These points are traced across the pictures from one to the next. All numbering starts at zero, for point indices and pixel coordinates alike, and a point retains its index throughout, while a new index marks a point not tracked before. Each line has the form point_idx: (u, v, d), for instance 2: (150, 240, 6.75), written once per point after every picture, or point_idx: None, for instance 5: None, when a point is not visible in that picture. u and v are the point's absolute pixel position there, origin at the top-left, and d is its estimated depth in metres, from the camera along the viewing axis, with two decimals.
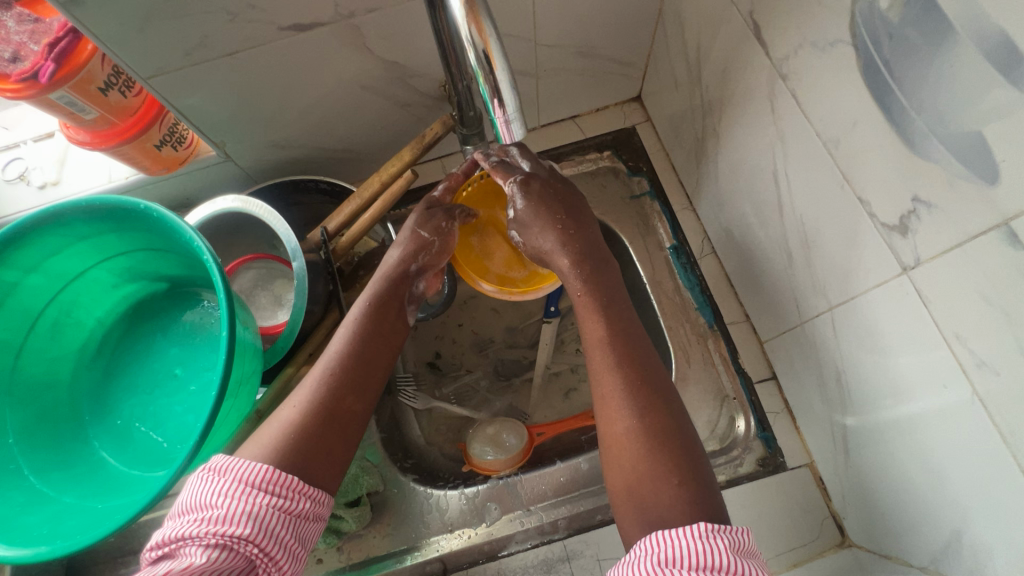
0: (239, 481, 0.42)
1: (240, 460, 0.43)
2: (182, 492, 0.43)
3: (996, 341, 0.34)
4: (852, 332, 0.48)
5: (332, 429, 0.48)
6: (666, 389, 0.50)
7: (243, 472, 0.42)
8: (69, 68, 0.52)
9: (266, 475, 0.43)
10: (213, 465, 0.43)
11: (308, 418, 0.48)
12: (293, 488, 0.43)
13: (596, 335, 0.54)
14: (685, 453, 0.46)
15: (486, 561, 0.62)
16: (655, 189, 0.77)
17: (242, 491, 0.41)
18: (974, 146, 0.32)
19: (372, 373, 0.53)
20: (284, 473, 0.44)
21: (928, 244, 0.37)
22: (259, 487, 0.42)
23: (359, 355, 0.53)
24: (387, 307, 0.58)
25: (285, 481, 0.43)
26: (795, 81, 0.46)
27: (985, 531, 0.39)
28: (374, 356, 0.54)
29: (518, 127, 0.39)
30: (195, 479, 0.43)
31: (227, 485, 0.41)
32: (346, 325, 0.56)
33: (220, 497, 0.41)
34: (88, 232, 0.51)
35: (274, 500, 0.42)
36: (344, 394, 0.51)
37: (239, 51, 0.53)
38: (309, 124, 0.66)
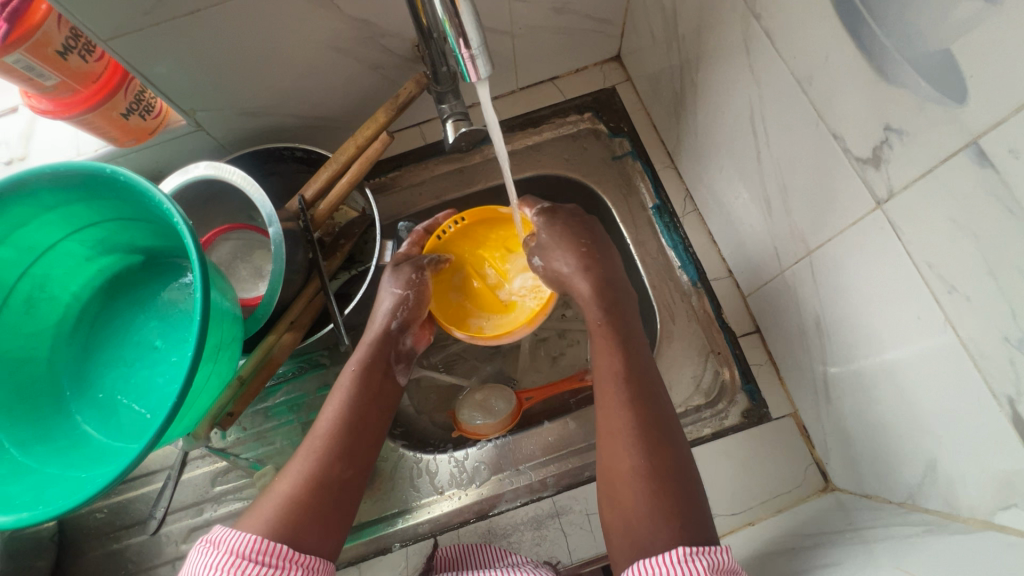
0: (230, 551, 0.41)
1: (234, 531, 0.43)
2: (180, 572, 0.43)
3: (966, 265, 0.34)
4: (830, 275, 0.48)
5: (327, 498, 0.49)
6: (666, 424, 0.51)
7: (235, 543, 0.42)
8: (23, 29, 0.50)
9: (257, 545, 0.42)
10: (208, 538, 0.43)
11: (300, 489, 0.48)
12: (284, 557, 0.43)
13: (610, 378, 0.54)
14: (680, 475, 0.48)
15: (476, 519, 0.63)
16: (636, 149, 0.76)
17: (231, 562, 0.41)
18: (943, 64, 0.32)
19: (363, 439, 0.53)
20: (275, 543, 0.43)
21: (900, 174, 0.37)
22: (248, 556, 0.41)
23: (350, 421, 0.54)
24: (375, 368, 0.58)
25: (276, 550, 0.43)
26: (769, 20, 0.45)
27: (960, 458, 0.40)
28: (364, 419, 0.54)
29: (484, 63, 0.38)
30: (191, 552, 0.43)
31: (219, 557, 0.41)
32: (338, 389, 0.56)
33: (211, 570, 0.40)
34: (56, 202, 0.50)
35: (263, 571, 0.41)
36: (336, 462, 0.51)
37: (201, 9, 0.51)
38: (280, 90, 0.64)
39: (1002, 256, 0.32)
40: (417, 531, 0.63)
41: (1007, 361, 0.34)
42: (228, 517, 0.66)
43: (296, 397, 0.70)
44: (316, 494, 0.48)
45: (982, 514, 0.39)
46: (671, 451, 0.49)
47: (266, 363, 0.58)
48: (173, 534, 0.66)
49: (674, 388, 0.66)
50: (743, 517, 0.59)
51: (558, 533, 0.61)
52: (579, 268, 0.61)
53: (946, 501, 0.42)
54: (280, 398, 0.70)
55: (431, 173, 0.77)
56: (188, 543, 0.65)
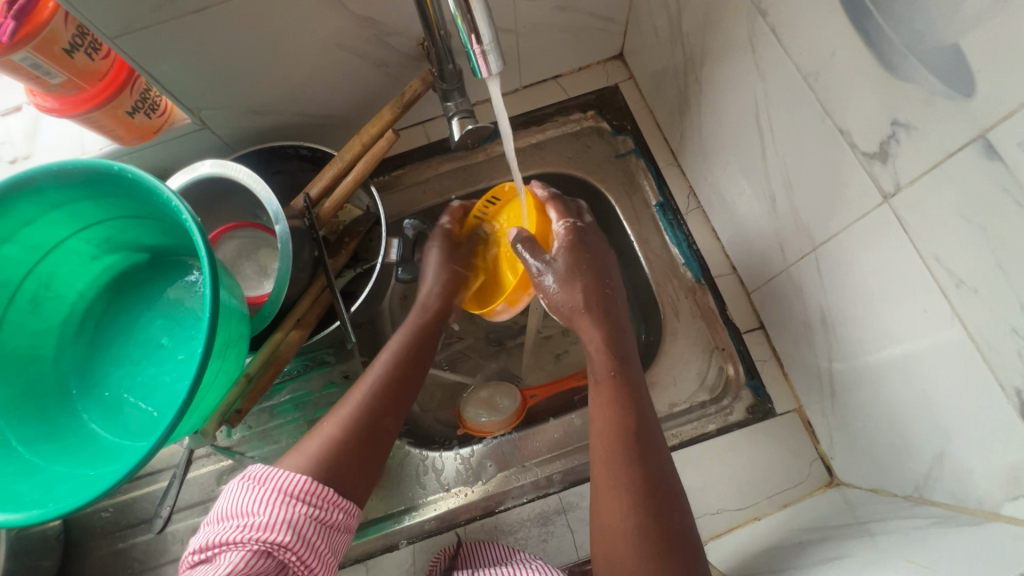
0: (279, 490, 0.43)
1: (278, 469, 0.45)
2: (221, 498, 0.44)
3: (976, 258, 0.35)
4: (836, 269, 0.49)
5: (365, 443, 0.50)
6: (662, 467, 0.49)
7: (283, 482, 0.43)
8: (30, 26, 0.50)
9: (306, 484, 0.44)
10: (251, 474, 0.44)
11: (346, 432, 0.50)
12: (327, 497, 0.45)
13: (604, 421, 0.52)
14: (662, 496, 0.48)
15: (483, 516, 0.63)
16: (640, 147, 0.77)
17: (282, 500, 0.42)
18: (952, 59, 0.32)
19: (405, 397, 0.56)
20: (319, 484, 0.45)
21: (907, 168, 0.37)
22: (297, 495, 0.43)
23: (396, 380, 0.56)
24: (420, 337, 0.62)
25: (321, 491, 0.45)
26: (775, 17, 0.46)
27: (967, 449, 0.40)
28: (405, 380, 0.57)
29: (495, 58, 0.38)
30: (235, 484, 0.44)
31: (268, 493, 0.43)
32: (383, 352, 0.59)
33: (260, 505, 0.42)
34: (62, 199, 0.50)
35: (310, 509, 0.43)
36: (378, 413, 0.53)
37: (208, 7, 0.51)
38: (285, 88, 0.65)
39: (1010, 250, 0.32)
40: (423, 528, 0.63)
41: (1015, 354, 0.34)
42: None
43: (301, 394, 0.70)
44: (354, 438, 0.50)
45: (990, 505, 0.39)
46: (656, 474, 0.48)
47: (273, 360, 0.58)
48: (178, 533, 0.66)
49: (679, 385, 0.66)
50: (748, 512, 0.59)
51: (564, 529, 0.62)
52: (581, 300, 0.60)
53: (953, 494, 0.43)
54: (285, 396, 0.70)
55: (435, 171, 0.77)
56: None
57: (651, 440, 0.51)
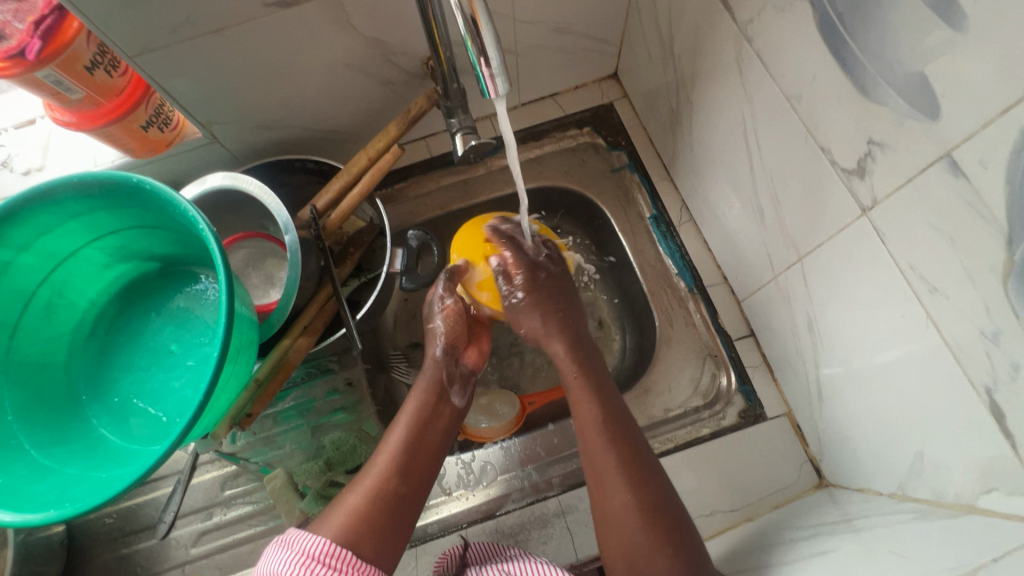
0: (302, 551, 0.44)
1: (305, 533, 0.47)
2: (258, 565, 0.46)
3: (945, 266, 0.37)
4: (820, 278, 0.51)
5: (389, 511, 0.52)
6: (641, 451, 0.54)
7: (307, 545, 0.45)
8: (55, 46, 0.53)
9: (327, 548, 0.45)
10: (284, 538, 0.46)
11: (370, 504, 0.51)
12: (347, 562, 0.45)
13: (586, 409, 0.57)
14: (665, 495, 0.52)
15: (484, 520, 0.64)
16: (633, 162, 0.80)
17: (303, 563, 0.44)
18: (918, 85, 0.35)
19: (419, 459, 0.56)
20: (341, 548, 0.46)
21: (882, 183, 0.40)
22: (319, 558, 0.44)
23: (412, 444, 0.57)
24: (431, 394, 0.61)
25: (342, 554, 0.46)
26: (760, 43, 0.49)
27: (945, 448, 0.43)
28: (422, 442, 0.57)
29: (502, 81, 0.41)
30: (270, 549, 0.46)
31: (293, 555, 0.44)
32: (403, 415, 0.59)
33: (285, 567, 0.43)
34: (81, 210, 0.52)
35: (328, 574, 0.44)
36: (393, 478, 0.54)
37: (224, 28, 0.54)
38: (294, 104, 0.67)
39: (976, 258, 0.35)
40: (426, 532, 0.64)
41: (984, 354, 0.37)
42: (238, 520, 0.67)
43: (305, 401, 0.71)
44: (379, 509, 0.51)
45: (966, 500, 0.42)
46: (658, 483, 0.52)
47: (281, 366, 0.60)
48: (182, 538, 0.67)
49: (674, 390, 0.68)
50: (741, 513, 0.61)
51: (564, 531, 0.63)
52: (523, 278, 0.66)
53: (932, 490, 0.45)
54: (289, 402, 0.71)
55: (437, 184, 0.80)
56: (198, 547, 0.66)
57: (635, 438, 0.55)
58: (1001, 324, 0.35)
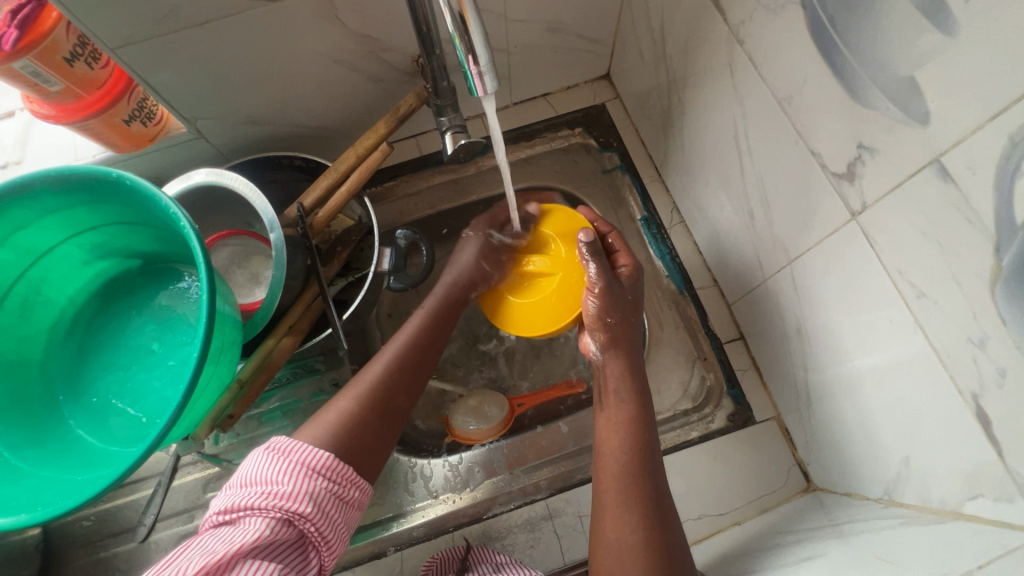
0: (302, 462, 0.44)
1: (301, 443, 0.45)
2: (241, 466, 0.44)
3: (932, 272, 0.37)
4: (808, 282, 0.52)
5: (382, 418, 0.52)
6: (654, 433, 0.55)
7: (306, 456, 0.45)
8: (33, 36, 0.51)
9: (327, 462, 0.45)
10: (276, 445, 0.45)
11: (361, 405, 0.52)
12: (347, 476, 0.46)
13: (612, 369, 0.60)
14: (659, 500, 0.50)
15: (471, 523, 0.64)
16: (625, 163, 0.79)
17: (304, 473, 0.43)
18: (908, 90, 0.35)
19: (418, 375, 0.58)
20: (340, 461, 0.46)
21: (872, 189, 0.40)
22: (319, 471, 0.44)
23: (411, 358, 0.59)
24: (437, 319, 0.64)
25: (341, 469, 0.46)
26: (751, 45, 0.49)
27: (931, 454, 0.43)
28: (423, 359, 0.60)
29: (491, 79, 0.40)
30: (258, 453, 0.44)
31: (292, 466, 0.43)
32: (406, 329, 0.61)
33: (284, 476, 0.43)
34: (58, 205, 0.51)
35: (330, 485, 0.45)
36: (396, 391, 0.55)
37: (209, 21, 0.53)
38: (280, 100, 0.66)
39: (963, 265, 0.35)
40: (411, 535, 0.63)
41: (971, 360, 0.37)
42: None
43: (291, 402, 0.71)
44: (370, 412, 0.52)
45: (952, 505, 0.42)
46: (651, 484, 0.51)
47: (264, 367, 0.59)
48: (162, 542, 0.65)
49: (663, 393, 0.68)
50: (729, 517, 0.61)
51: (551, 534, 0.63)
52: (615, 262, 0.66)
53: (919, 495, 0.45)
54: (274, 404, 0.70)
55: (427, 183, 0.79)
56: None
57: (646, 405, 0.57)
58: (988, 329, 0.35)
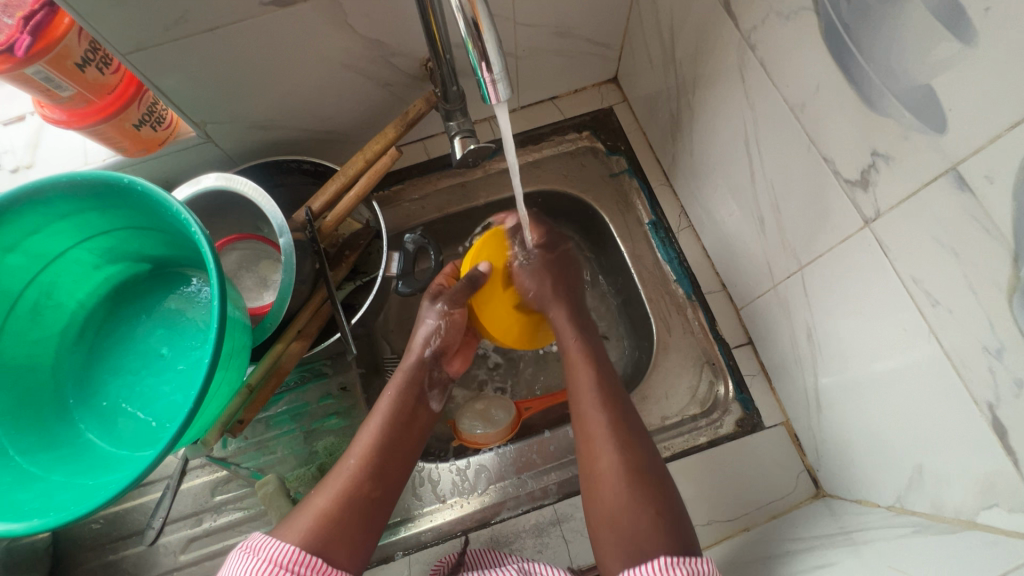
0: (269, 560, 0.44)
1: (272, 541, 0.46)
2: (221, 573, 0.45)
3: (948, 281, 0.37)
4: (820, 289, 0.51)
5: (357, 511, 0.52)
6: (645, 441, 0.56)
7: (274, 553, 0.45)
8: (45, 42, 0.52)
9: (295, 556, 0.45)
10: (249, 544, 0.46)
11: (337, 507, 0.51)
12: (317, 569, 0.45)
13: (582, 378, 0.61)
14: None
15: (479, 528, 0.64)
16: (633, 167, 0.79)
17: (269, 570, 0.43)
18: (924, 97, 0.35)
19: (393, 458, 0.56)
20: (309, 555, 0.46)
21: (886, 196, 0.40)
22: (286, 566, 0.44)
23: (383, 447, 0.56)
24: (409, 394, 0.61)
25: (310, 563, 0.45)
26: (763, 51, 0.49)
27: (945, 463, 0.43)
28: (395, 442, 0.57)
29: (504, 87, 0.40)
30: (233, 558, 0.45)
31: (258, 564, 0.44)
32: (376, 413, 0.59)
33: None
34: (69, 210, 0.51)
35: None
36: (367, 481, 0.54)
37: (219, 26, 0.53)
38: (289, 104, 0.66)
39: (980, 274, 0.35)
40: (420, 540, 0.63)
41: (987, 369, 0.36)
42: (229, 526, 0.66)
43: (298, 406, 0.71)
44: (342, 506, 0.51)
45: (966, 515, 0.41)
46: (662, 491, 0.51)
47: (273, 372, 0.59)
48: (170, 545, 0.65)
49: (671, 398, 0.68)
50: (739, 523, 0.61)
51: (559, 540, 0.62)
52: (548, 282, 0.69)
53: (932, 503, 0.44)
54: (282, 407, 0.70)
55: (435, 187, 0.79)
56: (187, 553, 0.65)
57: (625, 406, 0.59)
58: (1004, 339, 0.34)
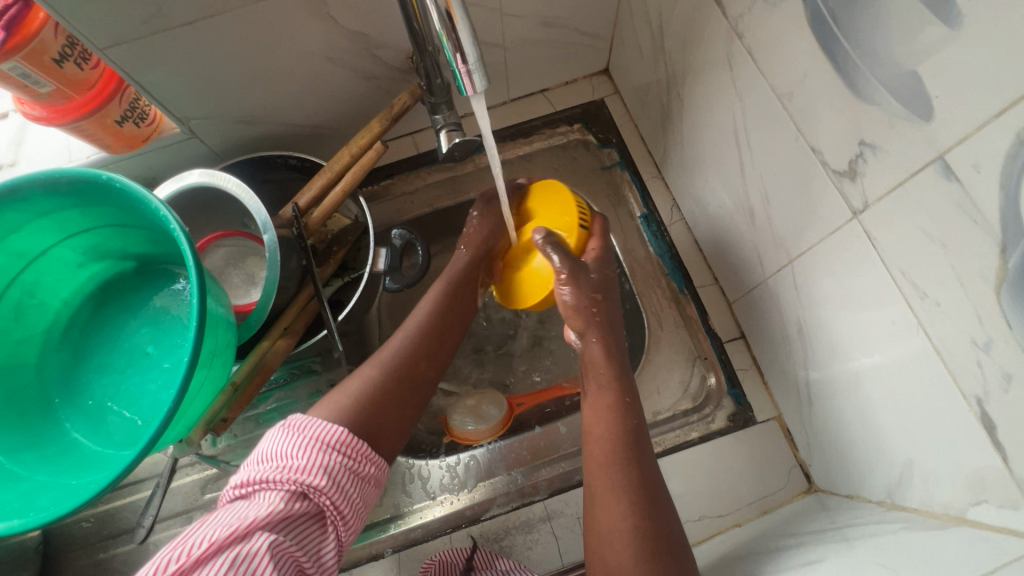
0: (316, 438, 0.43)
1: (315, 420, 0.45)
2: (258, 445, 0.44)
3: (935, 274, 0.36)
4: (810, 284, 0.50)
5: (404, 402, 0.53)
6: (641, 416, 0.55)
7: (320, 432, 0.44)
8: (19, 37, 0.51)
9: (341, 437, 0.45)
10: (291, 422, 0.45)
11: (384, 385, 0.53)
12: (361, 452, 0.46)
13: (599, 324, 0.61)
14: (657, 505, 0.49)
15: (469, 524, 0.63)
16: (624, 159, 0.78)
17: (318, 448, 0.43)
18: (910, 84, 0.34)
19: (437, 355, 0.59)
20: (354, 437, 0.46)
21: (875, 186, 0.39)
22: (334, 445, 0.44)
23: (428, 341, 0.59)
24: (456, 300, 0.64)
25: (355, 445, 0.45)
26: (750, 39, 0.48)
27: (934, 458, 0.42)
28: (437, 343, 0.60)
29: (480, 77, 0.39)
30: (274, 431, 0.44)
31: (306, 441, 0.43)
32: (420, 311, 0.62)
33: (298, 450, 0.42)
34: (50, 208, 0.50)
35: (345, 460, 0.44)
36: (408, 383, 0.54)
37: (198, 20, 0.52)
38: (273, 99, 0.65)
39: (968, 266, 0.34)
40: (410, 537, 0.63)
41: (975, 363, 0.36)
42: None
43: (288, 403, 0.70)
44: (385, 394, 0.52)
45: (956, 511, 0.41)
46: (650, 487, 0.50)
47: (259, 369, 0.59)
48: (161, 543, 0.65)
49: (662, 394, 0.67)
50: (730, 519, 0.60)
51: (549, 536, 0.62)
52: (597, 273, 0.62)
53: (922, 499, 0.44)
54: (272, 404, 0.70)
55: (423, 181, 0.78)
56: None
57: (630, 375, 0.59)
58: (993, 333, 0.34)
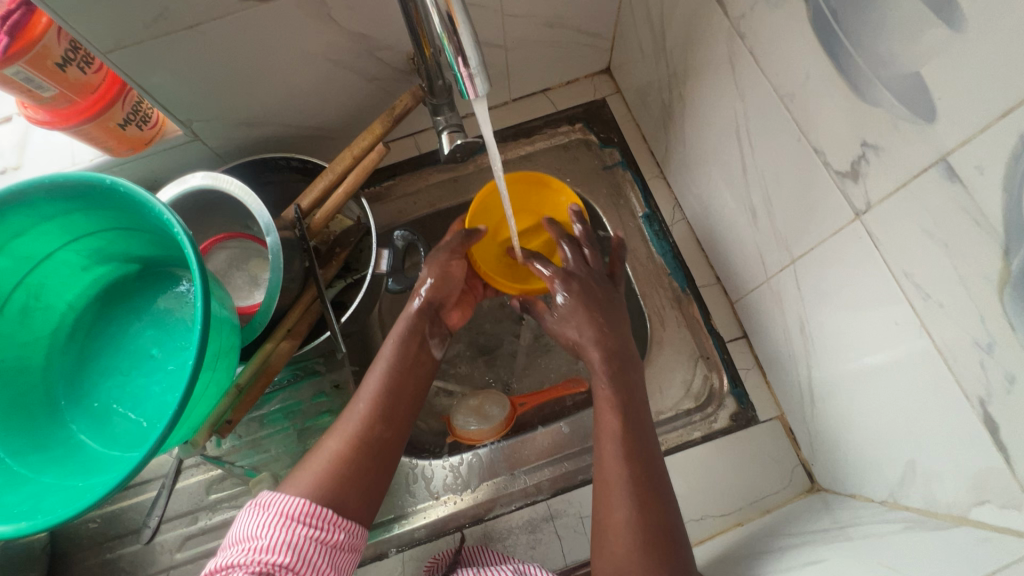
0: (281, 513, 0.44)
1: (282, 494, 0.46)
2: (234, 528, 0.46)
3: (938, 275, 0.36)
4: (813, 285, 0.50)
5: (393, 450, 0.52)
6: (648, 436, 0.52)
7: (285, 506, 0.45)
8: (23, 42, 0.51)
9: (306, 508, 0.45)
10: (259, 501, 0.46)
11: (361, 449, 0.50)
12: (330, 520, 0.45)
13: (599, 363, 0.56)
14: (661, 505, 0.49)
15: (472, 524, 0.64)
16: (626, 159, 0.78)
17: (283, 524, 0.43)
18: (912, 85, 0.34)
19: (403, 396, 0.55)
20: (321, 506, 0.46)
21: (877, 187, 0.39)
22: (299, 518, 0.44)
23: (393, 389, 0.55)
24: (411, 341, 0.59)
25: (323, 514, 0.45)
26: (752, 40, 0.48)
27: (937, 458, 0.42)
28: (404, 387, 0.56)
29: (481, 81, 0.39)
30: (245, 512, 0.45)
31: (272, 518, 0.44)
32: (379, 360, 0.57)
33: (265, 529, 0.43)
34: (54, 212, 0.50)
35: (312, 532, 0.44)
36: (378, 424, 0.53)
37: (201, 23, 0.52)
38: (275, 101, 0.65)
39: (971, 267, 0.34)
40: (413, 537, 0.63)
41: (978, 364, 0.36)
42: (225, 524, 0.66)
43: (292, 404, 0.71)
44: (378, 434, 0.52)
45: (959, 510, 0.41)
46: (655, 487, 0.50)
47: (263, 371, 0.59)
48: (167, 543, 0.66)
49: (665, 393, 0.67)
50: (733, 518, 0.60)
51: (552, 536, 0.63)
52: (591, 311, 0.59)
53: (925, 499, 0.44)
54: (275, 405, 0.70)
55: (426, 182, 0.79)
56: (184, 551, 0.65)
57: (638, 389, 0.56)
58: (996, 334, 0.33)
